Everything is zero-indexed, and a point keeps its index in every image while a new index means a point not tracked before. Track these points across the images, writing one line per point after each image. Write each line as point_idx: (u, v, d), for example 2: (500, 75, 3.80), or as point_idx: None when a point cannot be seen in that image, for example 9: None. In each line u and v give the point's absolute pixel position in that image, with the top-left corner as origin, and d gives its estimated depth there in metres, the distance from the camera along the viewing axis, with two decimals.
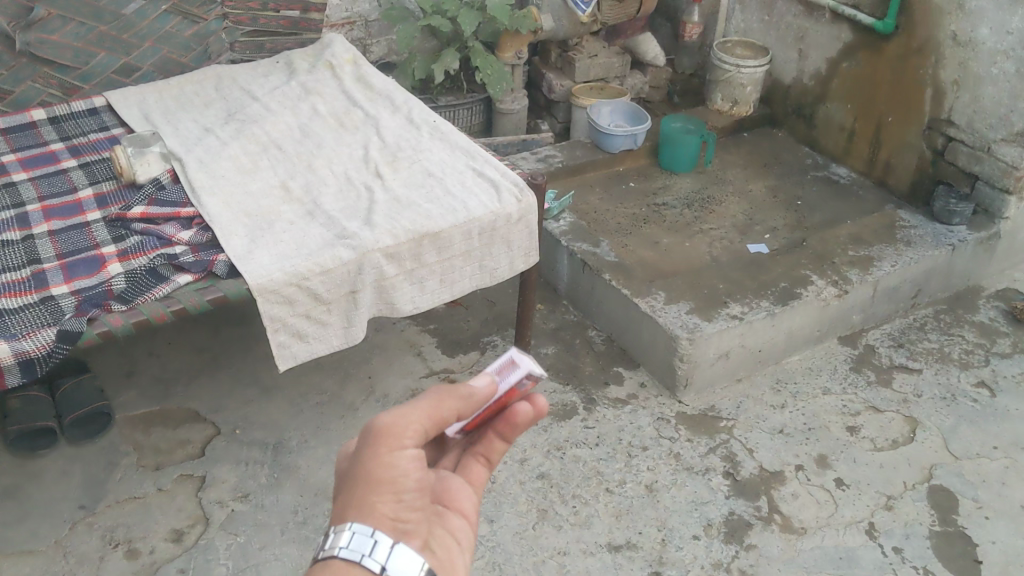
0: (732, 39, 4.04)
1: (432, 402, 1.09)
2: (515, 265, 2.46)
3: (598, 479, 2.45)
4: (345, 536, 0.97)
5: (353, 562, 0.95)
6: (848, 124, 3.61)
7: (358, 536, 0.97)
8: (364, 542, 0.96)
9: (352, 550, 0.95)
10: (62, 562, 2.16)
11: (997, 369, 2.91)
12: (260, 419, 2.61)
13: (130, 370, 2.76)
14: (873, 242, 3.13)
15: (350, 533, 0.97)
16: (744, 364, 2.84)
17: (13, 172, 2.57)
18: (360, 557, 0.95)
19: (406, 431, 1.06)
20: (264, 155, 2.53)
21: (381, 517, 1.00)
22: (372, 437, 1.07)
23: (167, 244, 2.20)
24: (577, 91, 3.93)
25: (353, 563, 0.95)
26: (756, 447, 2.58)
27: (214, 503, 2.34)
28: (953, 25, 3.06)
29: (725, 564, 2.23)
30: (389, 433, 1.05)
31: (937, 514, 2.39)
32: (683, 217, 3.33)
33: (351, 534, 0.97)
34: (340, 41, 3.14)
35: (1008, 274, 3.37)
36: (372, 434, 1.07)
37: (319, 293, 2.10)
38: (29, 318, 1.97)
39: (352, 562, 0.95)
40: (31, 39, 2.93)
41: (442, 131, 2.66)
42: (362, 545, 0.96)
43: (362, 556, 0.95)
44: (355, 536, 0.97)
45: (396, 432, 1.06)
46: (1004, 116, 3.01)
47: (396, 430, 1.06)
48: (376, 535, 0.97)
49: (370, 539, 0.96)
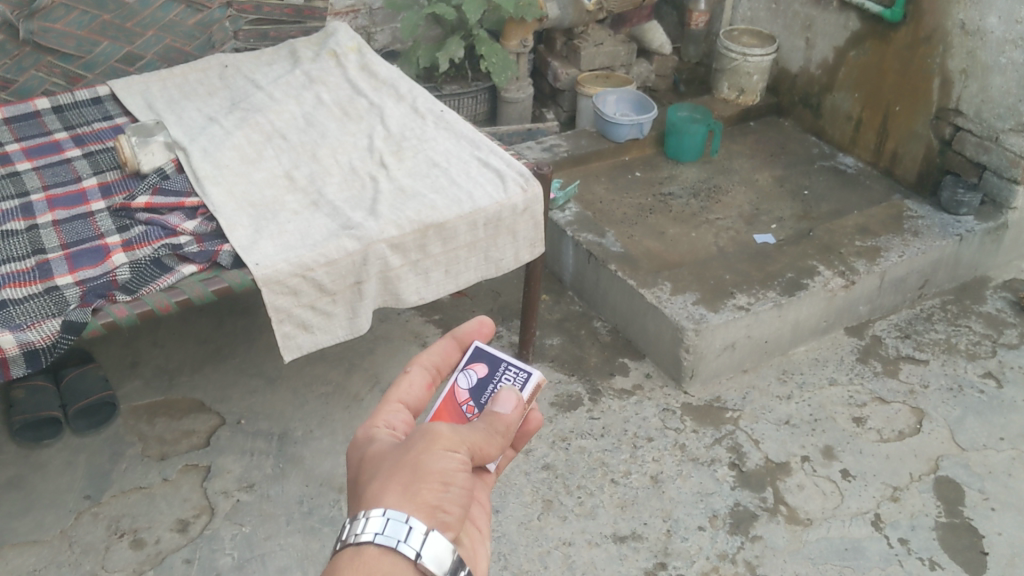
0: (738, 27, 4.01)
1: (485, 436, 1.14)
2: (520, 257, 2.45)
3: (603, 470, 2.45)
4: (380, 521, 0.96)
5: (387, 549, 0.94)
6: (854, 114, 3.59)
7: (392, 522, 0.96)
8: (399, 529, 0.95)
9: (388, 536, 0.95)
10: (68, 552, 2.16)
11: (1004, 360, 2.89)
12: (264, 410, 2.61)
13: (134, 361, 2.76)
14: (880, 232, 3.10)
15: (384, 519, 0.96)
16: (749, 356, 2.82)
17: (16, 161, 2.55)
18: (395, 544, 0.94)
19: (461, 444, 1.09)
20: (268, 145, 2.51)
21: (419, 504, 0.99)
22: (426, 433, 1.08)
23: (171, 235, 2.19)
24: (582, 80, 3.91)
25: (388, 550, 0.94)
26: (761, 439, 2.57)
27: (219, 493, 2.34)
28: (962, 14, 3.03)
29: (731, 556, 2.22)
30: (446, 432, 1.08)
31: (943, 505, 2.38)
32: (689, 208, 3.31)
33: (385, 519, 0.96)
34: (343, 30, 3.11)
35: (1015, 265, 3.35)
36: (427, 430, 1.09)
37: (324, 283, 2.10)
38: (33, 308, 1.96)
39: (386, 549, 0.94)
40: (35, 28, 2.92)
41: (446, 121, 2.64)
42: (396, 531, 0.95)
43: (398, 542, 0.94)
44: (390, 522, 0.96)
45: (454, 436, 1.09)
46: (1013, 106, 2.98)
47: (450, 437, 1.08)
48: (411, 522, 0.97)
49: (405, 526, 0.96)
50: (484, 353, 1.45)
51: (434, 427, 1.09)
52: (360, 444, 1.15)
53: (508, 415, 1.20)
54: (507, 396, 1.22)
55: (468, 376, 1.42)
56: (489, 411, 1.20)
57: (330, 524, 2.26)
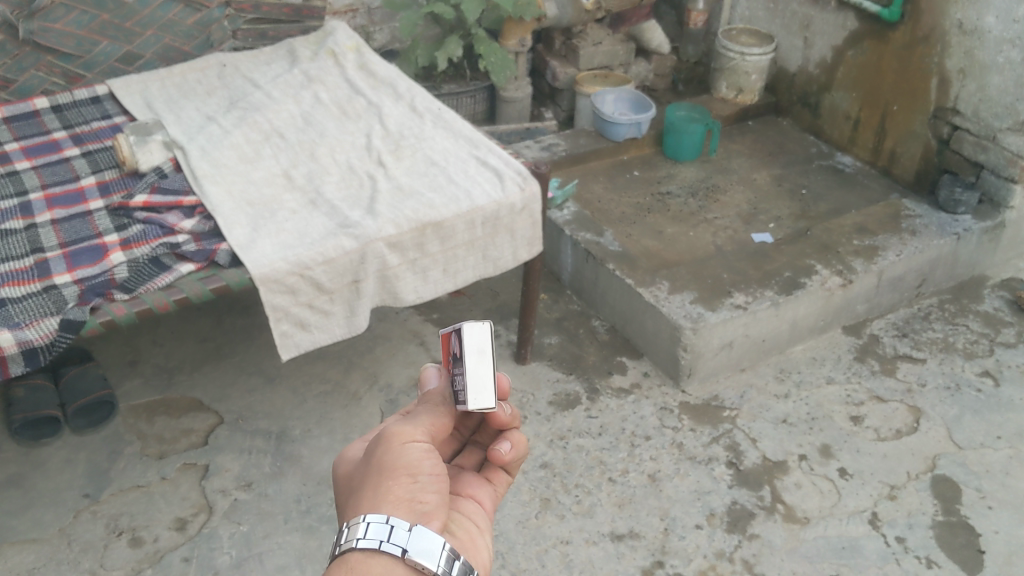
0: (737, 26, 4.01)
1: (435, 411, 1.14)
2: (518, 255, 2.46)
3: (601, 468, 2.45)
4: (360, 526, 0.95)
5: (373, 551, 0.93)
6: (853, 112, 3.59)
7: (374, 525, 0.95)
8: (381, 530, 0.94)
9: (371, 539, 0.94)
10: (67, 550, 2.17)
11: (1002, 359, 2.89)
12: (263, 408, 2.61)
13: (133, 359, 2.76)
14: (877, 231, 3.11)
15: (366, 523, 0.95)
16: (747, 355, 2.83)
17: (15, 160, 2.56)
18: (380, 544, 0.94)
19: (410, 431, 1.09)
20: (266, 143, 2.52)
21: (395, 500, 0.99)
22: (384, 436, 1.09)
23: (170, 233, 2.19)
24: (581, 78, 3.89)
25: (374, 552, 0.93)
26: (759, 437, 2.57)
27: (217, 492, 2.34)
28: (959, 13, 3.03)
29: (728, 554, 2.23)
30: (401, 428, 1.09)
31: (940, 503, 2.39)
32: (687, 207, 3.31)
33: (366, 523, 0.95)
34: (342, 29, 3.12)
35: (1014, 264, 3.35)
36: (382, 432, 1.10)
37: (322, 282, 2.10)
38: (32, 306, 1.97)
39: (371, 552, 0.93)
40: (34, 27, 2.93)
41: (445, 120, 2.65)
42: (380, 532, 0.94)
43: (382, 542, 0.94)
44: (370, 524, 0.95)
45: (407, 429, 1.09)
46: (1010, 105, 2.99)
47: (405, 429, 1.09)
48: (392, 521, 0.96)
49: (387, 525, 0.95)
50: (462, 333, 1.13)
51: (392, 428, 1.10)
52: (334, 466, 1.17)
53: (437, 386, 1.18)
54: (430, 372, 1.21)
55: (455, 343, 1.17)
56: (421, 393, 1.20)
57: (328, 522, 2.27)
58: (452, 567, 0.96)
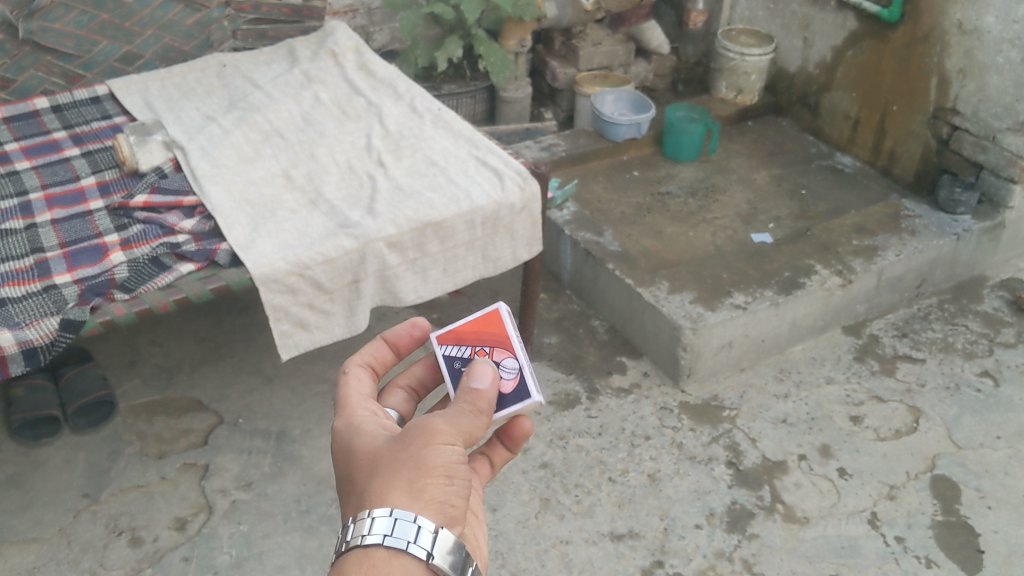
0: (737, 26, 4.01)
1: (477, 420, 1.07)
2: (518, 255, 2.46)
3: (601, 468, 2.46)
4: (387, 522, 0.92)
5: (397, 550, 0.91)
6: (853, 112, 3.59)
7: (400, 522, 0.93)
8: (408, 530, 0.92)
9: (397, 538, 0.92)
10: (67, 550, 2.17)
11: (1001, 359, 2.89)
12: (262, 409, 2.61)
13: (132, 359, 2.77)
14: (877, 231, 3.11)
15: (392, 519, 0.92)
16: (747, 354, 2.83)
17: (15, 160, 2.56)
18: (405, 545, 0.91)
19: (455, 434, 1.02)
20: (266, 143, 2.52)
21: (428, 502, 0.95)
22: (421, 425, 1.01)
23: (169, 233, 2.19)
24: (581, 79, 3.90)
25: (398, 552, 0.91)
26: (758, 437, 2.58)
27: (216, 492, 2.34)
28: (959, 13, 3.03)
29: (727, 554, 2.23)
30: (444, 425, 1.02)
31: (939, 503, 2.39)
32: (686, 207, 3.31)
33: (392, 520, 0.92)
34: (342, 30, 3.12)
35: (1013, 264, 3.35)
36: (424, 420, 1.02)
37: (322, 282, 2.10)
38: (31, 306, 1.97)
39: (395, 551, 0.91)
40: (34, 27, 2.93)
41: (445, 120, 2.64)
42: (406, 531, 0.92)
43: (408, 544, 0.91)
44: (398, 522, 0.92)
45: (450, 429, 1.02)
46: (1010, 105, 2.99)
47: (449, 429, 1.02)
48: (419, 521, 0.93)
49: (414, 525, 0.92)
50: (523, 394, 1.24)
51: (430, 418, 1.02)
52: (347, 435, 1.07)
53: (488, 390, 1.10)
54: (485, 371, 1.12)
55: (506, 371, 1.28)
56: (467, 387, 1.10)
57: (328, 522, 2.27)
58: (467, 572, 0.96)
